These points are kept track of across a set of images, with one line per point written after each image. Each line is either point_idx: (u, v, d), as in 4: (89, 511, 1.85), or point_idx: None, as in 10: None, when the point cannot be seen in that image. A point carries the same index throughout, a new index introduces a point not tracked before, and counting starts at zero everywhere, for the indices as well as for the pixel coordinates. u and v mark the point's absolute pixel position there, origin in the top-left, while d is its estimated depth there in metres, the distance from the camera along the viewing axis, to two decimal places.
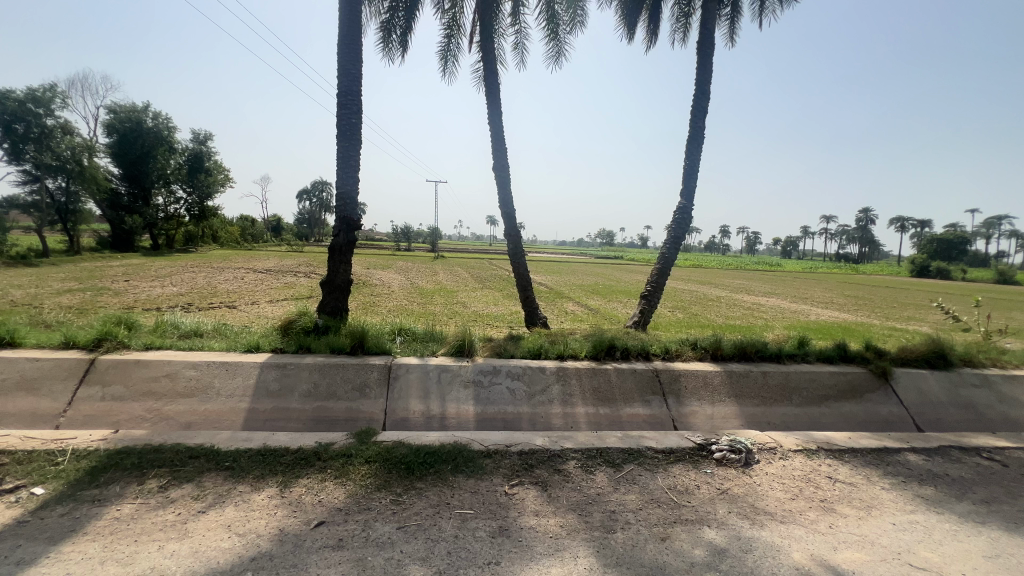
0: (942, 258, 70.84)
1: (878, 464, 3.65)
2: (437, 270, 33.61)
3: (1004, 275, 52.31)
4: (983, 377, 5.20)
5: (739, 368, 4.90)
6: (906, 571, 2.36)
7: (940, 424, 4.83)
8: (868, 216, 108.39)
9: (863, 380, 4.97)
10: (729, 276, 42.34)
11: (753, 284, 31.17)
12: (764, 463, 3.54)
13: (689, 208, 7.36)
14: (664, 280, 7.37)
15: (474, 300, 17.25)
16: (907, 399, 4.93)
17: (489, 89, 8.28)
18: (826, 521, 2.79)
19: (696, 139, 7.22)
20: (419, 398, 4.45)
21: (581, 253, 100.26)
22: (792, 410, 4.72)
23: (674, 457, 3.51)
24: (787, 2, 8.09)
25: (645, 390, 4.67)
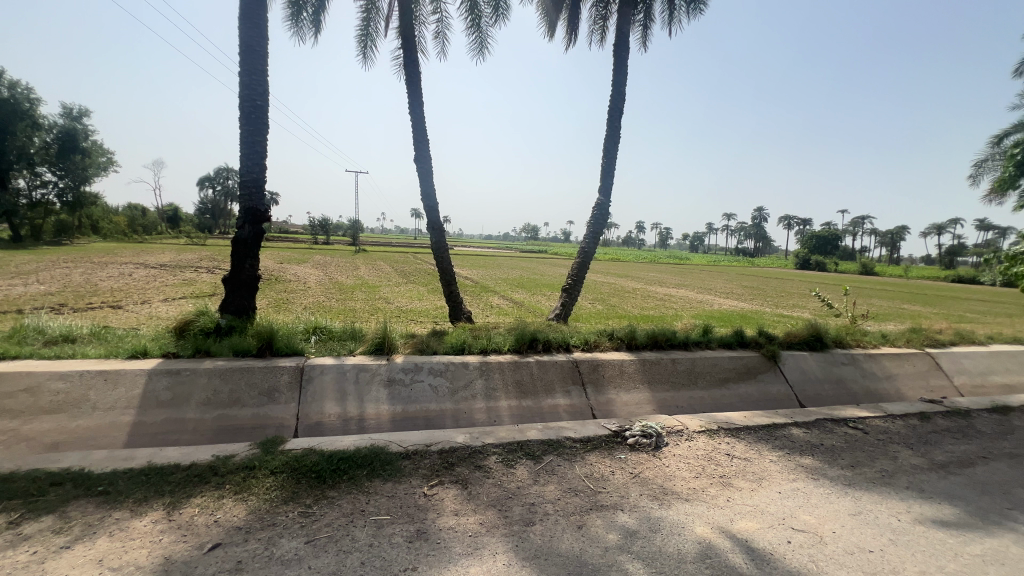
0: (820, 253, 80.69)
1: (768, 438, 4.05)
2: (359, 265, 32.21)
3: (867, 268, 60.73)
4: (851, 356, 5.98)
5: (651, 356, 5.20)
6: (790, 534, 2.63)
7: (818, 399, 5.48)
8: (761, 215, 120.66)
9: (756, 363, 5.50)
10: (644, 269, 44.94)
11: (665, 277, 33.39)
12: (671, 445, 3.78)
13: (607, 204, 7.65)
14: (585, 274, 7.61)
15: (396, 296, 16.74)
16: (792, 378, 5.53)
17: (410, 78, 8.00)
18: (724, 495, 3.04)
19: (613, 138, 7.51)
20: (335, 400, 4.21)
21: (506, 247, 101.21)
22: (698, 393, 5.11)
23: (591, 445, 3.65)
24: (693, 14, 8.64)
25: (566, 381, 4.80)
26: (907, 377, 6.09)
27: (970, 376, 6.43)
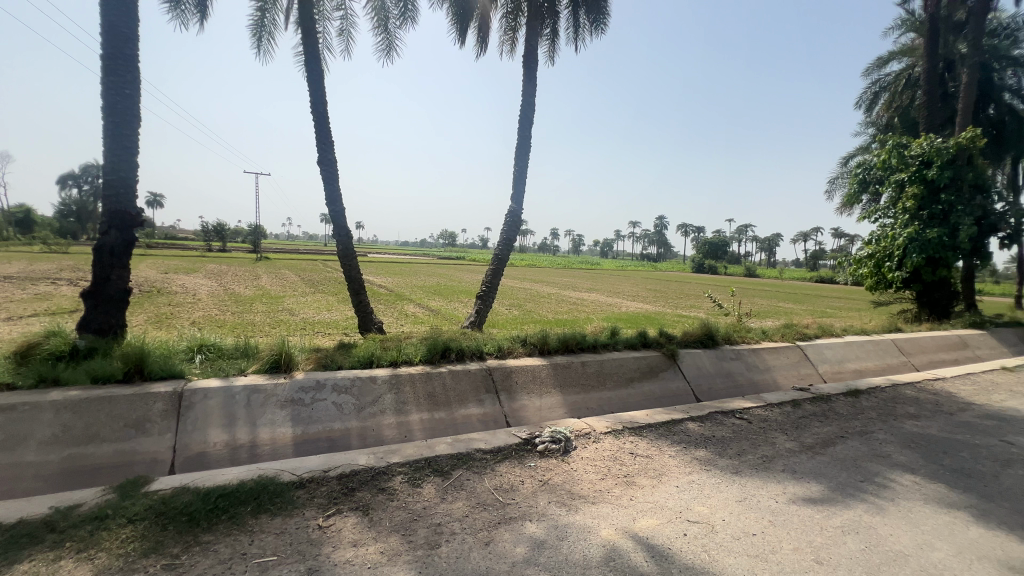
0: (711, 257, 89.23)
1: (667, 434, 4.30)
2: (260, 274, 29.60)
3: (750, 270, 68.26)
4: (737, 351, 6.59)
5: (562, 360, 5.30)
6: (686, 527, 2.77)
7: (711, 392, 5.95)
8: (662, 222, 130.82)
9: (658, 362, 5.84)
10: (559, 274, 46.41)
11: (578, 281, 34.78)
12: (580, 448, 3.86)
13: (519, 211, 7.74)
14: (499, 280, 7.61)
15: (302, 306, 15.61)
16: (689, 374, 5.96)
17: (312, 75, 7.50)
18: (628, 495, 3.14)
19: (524, 147, 7.63)
20: (221, 427, 3.73)
21: (423, 253, 99.37)
22: (606, 394, 5.29)
23: (501, 456, 3.60)
24: (596, 32, 9.09)
25: (479, 390, 4.71)
26: (782, 368, 6.84)
27: (830, 364, 7.40)
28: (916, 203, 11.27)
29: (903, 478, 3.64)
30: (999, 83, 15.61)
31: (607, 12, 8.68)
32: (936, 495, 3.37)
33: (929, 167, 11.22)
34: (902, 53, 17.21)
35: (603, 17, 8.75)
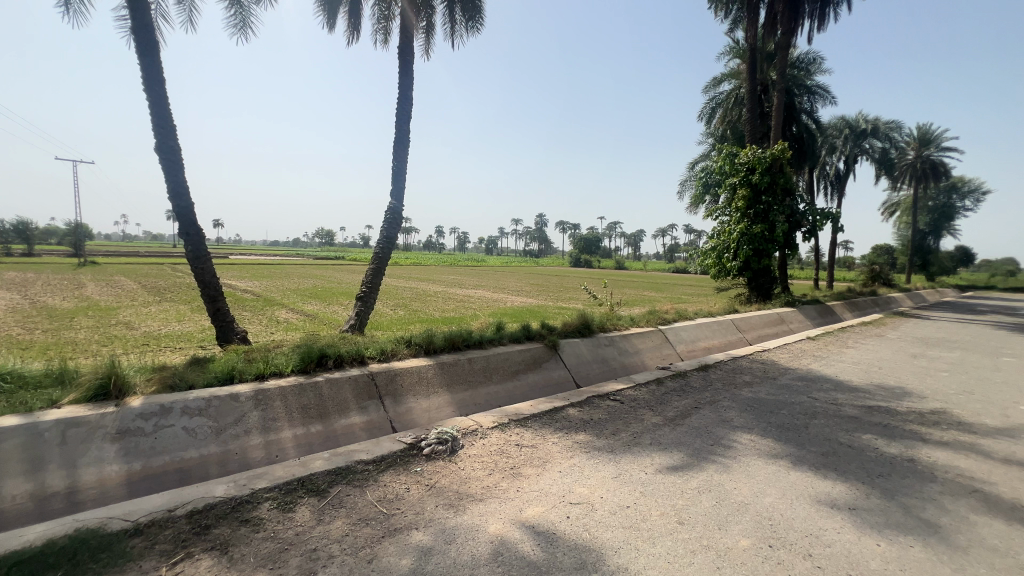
0: (586, 252, 96.02)
1: (551, 422, 4.49)
2: (81, 281, 24.50)
3: (620, 263, 75.04)
4: (610, 338, 7.15)
5: (449, 358, 5.21)
6: (568, 509, 2.90)
7: (589, 378, 6.36)
8: (542, 220, 137.53)
9: (541, 353, 6.06)
10: (444, 272, 46.14)
11: (465, 279, 34.89)
12: (467, 446, 3.84)
13: (399, 208, 7.45)
14: (380, 280, 7.24)
15: (143, 318, 13.29)
16: (570, 363, 6.30)
17: (143, 46, 6.34)
18: (514, 486, 3.20)
19: (402, 142, 7.35)
20: (22, 474, 2.96)
21: (295, 253, 91.41)
22: (493, 388, 5.35)
23: (385, 464, 3.43)
24: (472, 31, 9.11)
25: (362, 396, 4.41)
26: (648, 351, 7.59)
27: (685, 344, 8.42)
28: (745, 203, 13.30)
29: (742, 438, 4.25)
30: (799, 106, 19.15)
31: (482, 11, 8.75)
32: (766, 449, 4.00)
33: (753, 173, 13.32)
34: (731, 76, 20.18)
35: (478, 17, 8.80)
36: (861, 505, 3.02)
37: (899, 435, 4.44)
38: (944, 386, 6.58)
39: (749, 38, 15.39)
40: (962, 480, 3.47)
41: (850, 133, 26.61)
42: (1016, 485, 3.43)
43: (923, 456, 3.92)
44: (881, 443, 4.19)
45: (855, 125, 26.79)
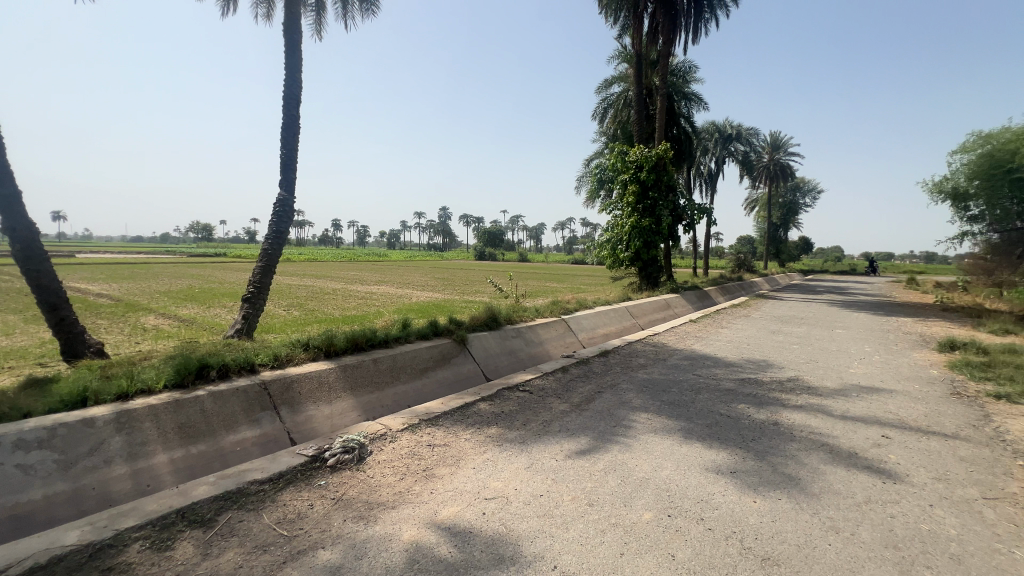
0: (491, 245, 97.06)
1: (462, 419, 4.45)
2: None
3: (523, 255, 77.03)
4: (517, 330, 7.29)
5: (352, 360, 4.91)
6: (484, 505, 2.89)
7: (498, 370, 6.43)
8: (445, 213, 136.23)
9: (449, 349, 5.98)
10: (343, 268, 43.70)
11: (366, 274, 33.35)
12: (376, 452, 3.66)
13: (289, 200, 6.83)
14: (270, 279, 6.59)
15: None
16: (479, 357, 6.30)
17: None
18: (428, 489, 3.12)
19: (291, 128, 6.74)
20: None
21: (163, 250, 80.23)
22: (401, 388, 5.17)
23: (284, 482, 3.14)
24: (366, 14, 8.61)
25: (253, 408, 3.98)
26: (553, 340, 7.88)
27: (586, 332, 8.88)
28: (635, 199, 14.34)
29: (640, 417, 4.59)
30: (678, 111, 21.06)
31: None
32: (661, 425, 4.36)
33: (641, 171, 14.40)
34: (620, 79, 21.52)
35: None
36: (739, 468, 3.43)
37: (765, 402, 5.11)
38: (795, 356, 7.72)
39: (635, 44, 16.50)
40: (813, 436, 4.09)
41: (719, 137, 29.93)
42: (851, 436, 4.14)
43: (784, 419, 4.55)
44: (752, 411, 4.79)
45: (723, 130, 30.18)
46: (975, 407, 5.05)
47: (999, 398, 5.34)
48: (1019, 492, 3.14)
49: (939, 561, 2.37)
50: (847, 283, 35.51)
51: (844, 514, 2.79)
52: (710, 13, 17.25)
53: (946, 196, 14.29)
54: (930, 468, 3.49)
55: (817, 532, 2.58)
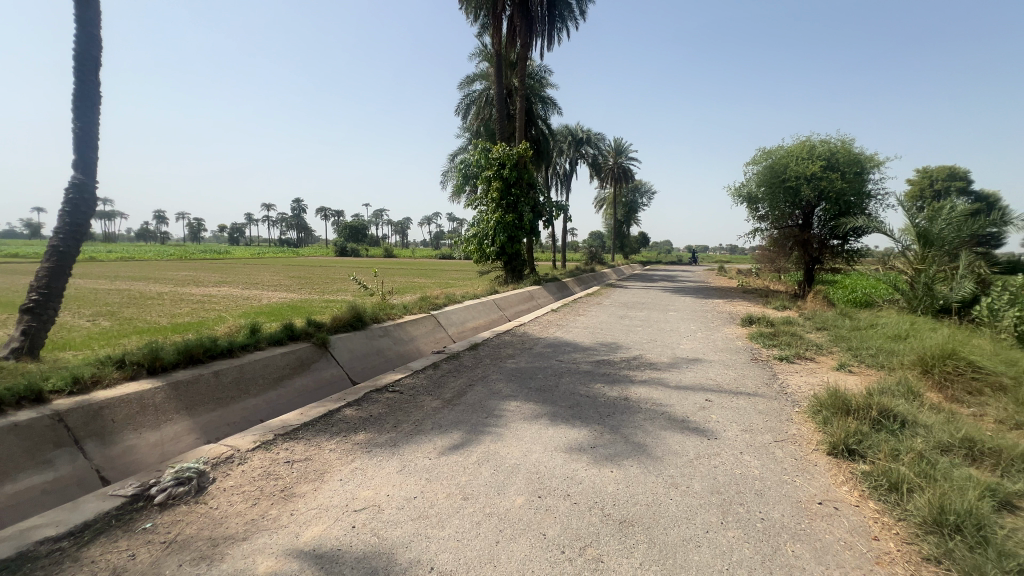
0: (352, 241, 91.70)
1: (326, 428, 4.12)
2: None
3: (388, 251, 74.41)
4: (384, 328, 6.99)
5: (185, 375, 4.17)
6: (353, 518, 2.71)
7: (364, 372, 6.08)
8: (298, 206, 124.78)
9: (309, 353, 5.46)
10: (170, 267, 37.28)
11: (202, 275, 28.91)
12: (221, 478, 3.19)
13: (89, 185, 5.50)
14: (64, 283, 5.25)
15: None
16: (343, 360, 5.88)
17: None
18: (288, 511, 2.81)
19: (88, 98, 5.44)
20: None
21: None
22: (251, 402, 4.57)
23: (92, 534, 2.54)
24: None
25: (44, 447, 3.14)
26: (422, 336, 7.73)
27: (455, 326, 8.90)
28: (499, 194, 14.79)
29: (510, 406, 4.77)
30: (536, 112, 22.22)
31: None
32: (529, 411, 4.58)
33: (504, 168, 14.89)
34: (481, 77, 21.89)
35: None
36: (598, 443, 3.76)
37: (617, 380, 5.71)
38: (639, 337, 8.77)
39: (495, 43, 16.91)
40: (655, 407, 4.69)
41: (572, 140, 32.42)
42: (684, 403, 4.84)
43: (632, 394, 5.12)
44: (607, 389, 5.31)
45: (575, 134, 32.75)
46: (767, 369, 6.31)
47: (782, 360, 6.75)
48: (797, 432, 4.01)
49: (748, 498, 2.90)
50: (675, 272, 41.44)
51: (681, 471, 3.25)
52: (561, 23, 18.48)
53: (743, 199, 17.50)
54: (740, 422, 4.26)
55: (661, 490, 2.96)
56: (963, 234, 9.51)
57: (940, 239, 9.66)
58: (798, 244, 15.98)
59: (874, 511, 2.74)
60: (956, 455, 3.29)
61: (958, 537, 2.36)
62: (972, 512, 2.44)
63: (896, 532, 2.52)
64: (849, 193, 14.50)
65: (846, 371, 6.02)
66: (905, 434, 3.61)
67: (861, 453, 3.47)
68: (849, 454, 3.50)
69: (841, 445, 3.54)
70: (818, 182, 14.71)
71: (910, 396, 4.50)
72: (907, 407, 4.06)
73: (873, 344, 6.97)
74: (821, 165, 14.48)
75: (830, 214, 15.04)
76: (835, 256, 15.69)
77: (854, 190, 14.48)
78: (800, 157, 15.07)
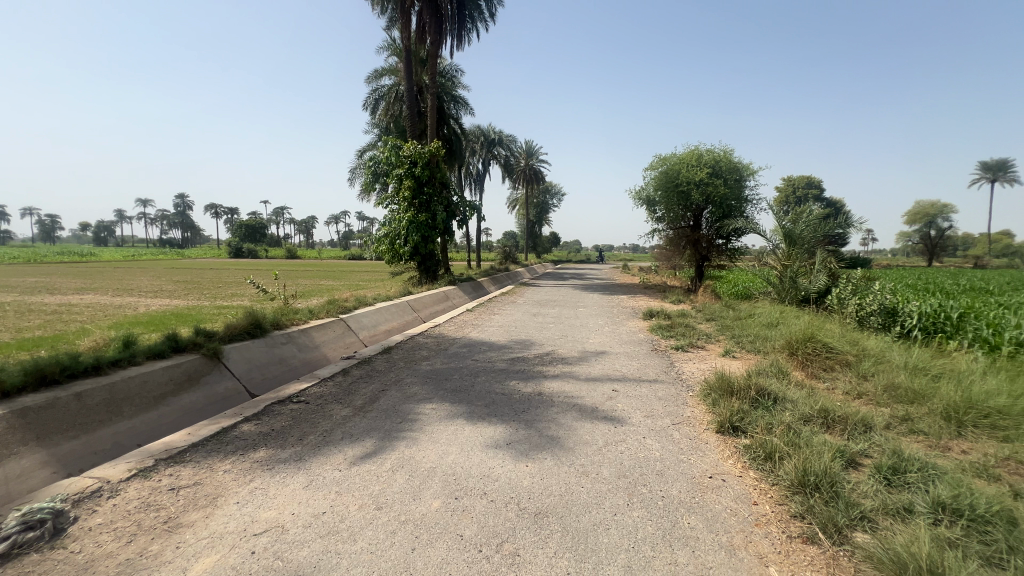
0: (248, 241, 84.19)
1: (219, 448, 3.73)
2: None
3: (291, 252, 69.42)
4: (287, 335, 6.50)
5: (37, 399, 3.53)
6: (252, 543, 2.49)
7: (264, 383, 5.60)
8: (182, 201, 111.79)
9: (198, 366, 4.90)
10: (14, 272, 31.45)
11: (60, 280, 24.85)
12: (86, 515, 2.76)
13: None
14: None
15: None
16: (239, 371, 5.36)
17: None
18: (173, 543, 2.51)
19: None
20: None
21: None
22: (126, 425, 3.99)
23: None
24: None
25: None
26: (330, 342, 7.30)
27: (367, 330, 8.54)
28: (411, 193, 14.45)
29: (425, 408, 4.68)
30: (448, 111, 22.02)
31: None
32: (445, 413, 4.53)
33: (416, 166, 14.59)
34: (390, 72, 21.19)
35: None
36: (513, 439, 3.83)
37: (531, 376, 5.85)
38: (551, 333, 9.08)
39: (404, 38, 16.47)
40: (567, 400, 4.89)
41: (484, 140, 32.62)
42: (593, 394, 5.09)
43: (545, 389, 5.29)
44: (521, 386, 5.42)
45: (487, 134, 32.96)
46: (665, 358, 6.85)
47: (678, 349, 7.37)
48: (691, 414, 4.41)
49: (651, 478, 3.14)
50: (585, 270, 43.53)
51: (590, 459, 3.42)
52: (471, 23, 18.49)
53: (642, 201, 18.82)
54: (642, 409, 4.59)
55: (573, 479, 3.09)
56: (818, 235, 10.98)
57: (802, 238, 11.13)
58: (689, 244, 17.54)
59: (753, 480, 3.11)
60: (815, 424, 3.83)
61: (817, 494, 2.76)
62: (827, 472, 2.86)
63: (770, 496, 2.88)
64: (730, 197, 16.24)
65: (730, 356, 6.73)
66: (776, 409, 4.13)
67: (743, 429, 3.91)
68: (733, 431, 3.92)
69: (727, 424, 3.95)
70: (705, 187, 16.27)
71: (780, 375, 5.15)
72: (778, 385, 4.65)
73: (751, 332, 7.87)
74: (707, 172, 16.03)
75: (716, 217, 16.72)
76: (719, 254, 17.47)
77: (734, 195, 16.25)
78: (691, 164, 16.56)
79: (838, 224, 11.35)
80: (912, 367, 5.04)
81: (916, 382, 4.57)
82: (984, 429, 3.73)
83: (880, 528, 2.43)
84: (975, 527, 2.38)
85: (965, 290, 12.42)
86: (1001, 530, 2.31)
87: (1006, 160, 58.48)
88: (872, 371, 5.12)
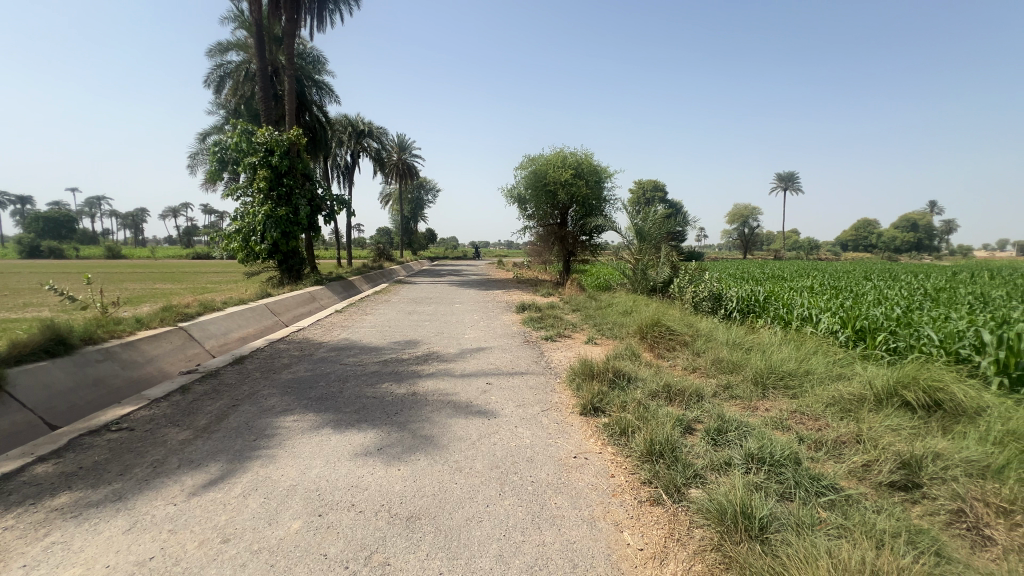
0: (49, 237, 68.26)
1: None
2: None
3: (112, 250, 57.91)
4: (104, 351, 5.36)
5: None
6: None
7: (71, 412, 4.54)
8: None
9: None
10: None
11: None
12: None
13: None
14: None
15: None
16: (31, 400, 4.25)
17: None
18: None
19: None
20: None
21: None
22: None
23: None
24: None
25: None
26: (164, 355, 6.22)
27: (214, 339, 7.47)
28: (266, 184, 12.99)
29: (285, 422, 4.24)
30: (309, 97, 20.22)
31: None
32: (309, 424, 4.17)
33: (272, 155, 13.16)
34: (238, 46, 18.75)
35: None
36: (384, 443, 3.67)
37: (404, 377, 5.67)
38: (427, 331, 8.93)
39: (254, 10, 14.64)
40: (442, 397, 4.84)
41: (353, 131, 30.70)
42: (467, 389, 5.13)
43: (419, 388, 5.17)
44: (394, 387, 5.24)
45: (356, 125, 31.07)
46: (536, 348, 7.20)
47: (547, 340, 7.79)
48: (558, 400, 4.70)
49: (521, 466, 3.26)
50: (460, 266, 43.85)
51: (464, 455, 3.42)
52: (335, 5, 17.23)
53: (515, 199, 19.50)
54: (515, 399, 4.75)
55: (447, 477, 3.07)
56: (662, 232, 12.47)
57: (649, 234, 12.52)
58: (558, 240, 18.67)
59: (612, 455, 3.42)
60: (660, 397, 4.36)
61: (661, 460, 3.13)
62: (669, 440, 3.27)
63: (625, 467, 3.20)
64: (592, 198, 17.64)
65: (592, 343, 7.32)
66: (630, 388, 4.61)
67: (602, 409, 4.27)
68: (595, 412, 4.26)
69: (589, 406, 4.28)
70: (570, 187, 17.40)
71: (633, 358, 5.75)
72: (632, 366, 5.17)
73: (610, 320, 8.65)
74: (571, 173, 17.17)
75: (580, 215, 18.02)
76: (584, 249, 18.88)
77: (595, 196, 17.69)
78: (557, 165, 17.57)
79: (678, 223, 13.00)
80: (731, 343, 6.01)
81: (734, 355, 5.47)
82: (780, 389, 4.61)
83: (708, 482, 2.85)
84: (774, 470, 2.91)
85: (768, 278, 15.19)
86: (790, 469, 2.87)
87: (793, 174, 72.94)
88: (702, 348, 6.00)
